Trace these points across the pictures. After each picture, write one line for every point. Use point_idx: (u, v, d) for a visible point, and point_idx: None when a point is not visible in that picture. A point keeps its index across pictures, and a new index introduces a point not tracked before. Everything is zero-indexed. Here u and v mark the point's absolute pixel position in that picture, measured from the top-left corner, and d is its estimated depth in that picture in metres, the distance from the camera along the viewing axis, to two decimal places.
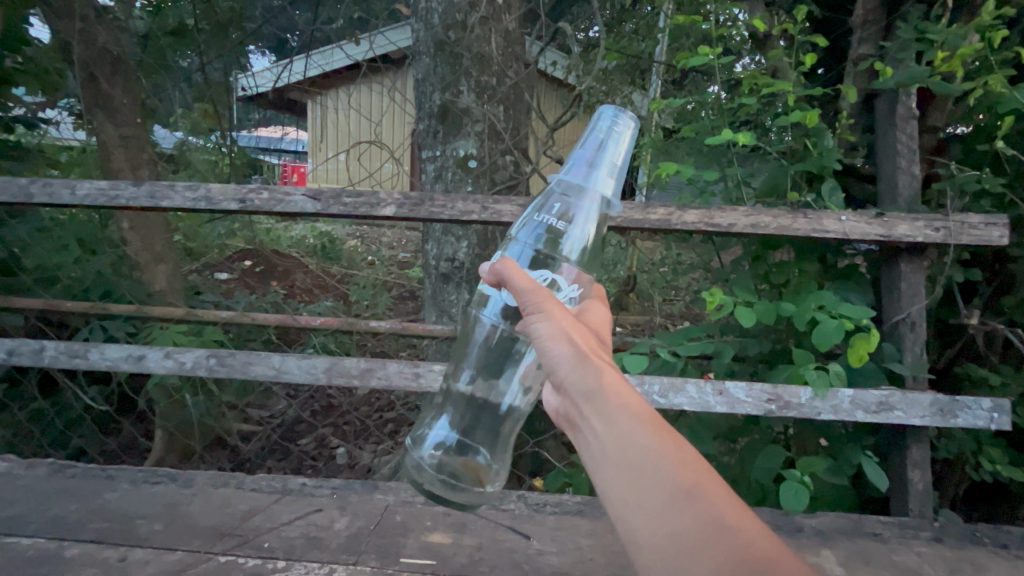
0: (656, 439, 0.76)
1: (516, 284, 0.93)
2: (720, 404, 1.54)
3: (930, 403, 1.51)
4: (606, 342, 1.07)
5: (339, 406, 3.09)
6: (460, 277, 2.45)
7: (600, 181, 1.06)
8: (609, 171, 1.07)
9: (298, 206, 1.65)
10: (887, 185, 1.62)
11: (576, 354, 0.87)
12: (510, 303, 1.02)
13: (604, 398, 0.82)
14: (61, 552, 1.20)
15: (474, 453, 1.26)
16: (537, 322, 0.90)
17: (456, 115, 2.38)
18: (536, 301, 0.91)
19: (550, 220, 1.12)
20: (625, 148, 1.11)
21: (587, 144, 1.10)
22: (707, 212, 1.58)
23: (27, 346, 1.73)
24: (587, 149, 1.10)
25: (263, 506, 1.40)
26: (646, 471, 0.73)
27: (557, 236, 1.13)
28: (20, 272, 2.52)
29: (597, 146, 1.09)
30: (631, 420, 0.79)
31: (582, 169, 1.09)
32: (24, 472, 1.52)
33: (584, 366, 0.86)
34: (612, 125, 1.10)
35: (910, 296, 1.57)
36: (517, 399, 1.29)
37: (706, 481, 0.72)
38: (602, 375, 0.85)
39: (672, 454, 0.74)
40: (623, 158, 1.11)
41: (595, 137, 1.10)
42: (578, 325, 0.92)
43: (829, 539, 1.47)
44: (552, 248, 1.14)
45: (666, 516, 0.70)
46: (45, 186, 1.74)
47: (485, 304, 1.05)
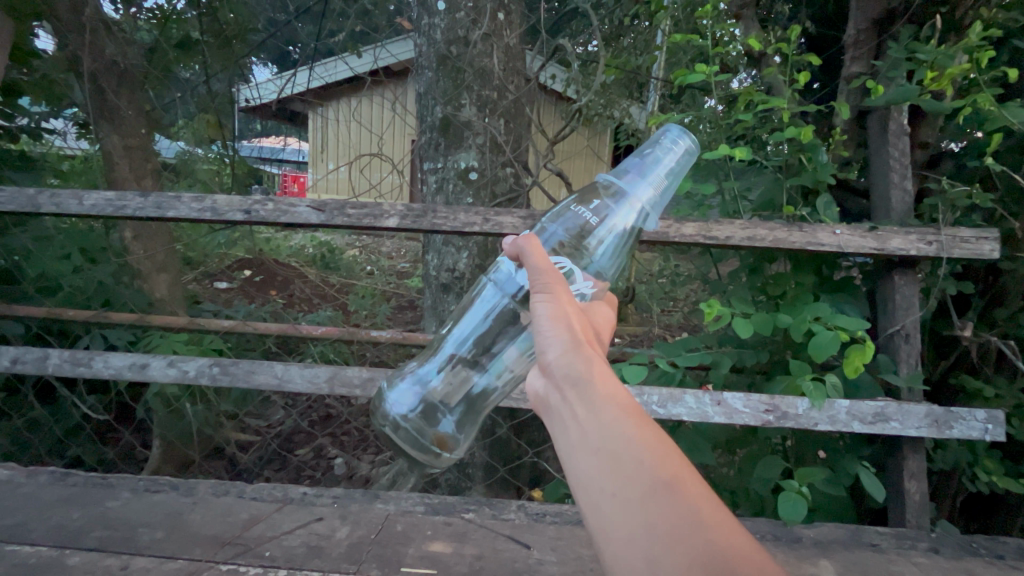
0: (638, 430, 0.78)
1: (532, 260, 0.97)
2: (718, 415, 1.55)
3: (926, 414, 1.52)
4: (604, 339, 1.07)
5: (338, 416, 3.11)
6: (460, 287, 2.48)
7: (644, 187, 1.16)
8: (655, 183, 1.16)
9: (302, 218, 1.67)
10: (880, 200, 1.66)
11: (570, 340, 0.90)
12: (523, 285, 1.09)
13: (590, 385, 0.85)
14: (63, 560, 1.20)
15: (442, 419, 1.29)
16: (537, 303, 0.94)
17: (458, 129, 2.42)
18: (543, 282, 0.94)
19: (586, 214, 1.17)
20: (677, 168, 1.19)
21: (642, 153, 1.18)
22: (704, 224, 1.61)
23: (31, 354, 1.73)
24: (641, 159, 1.17)
25: (264, 515, 1.41)
26: (624, 459, 0.75)
27: (587, 233, 1.17)
28: (22, 280, 2.53)
29: (652, 157, 1.17)
30: (615, 410, 0.81)
31: (633, 175, 1.17)
32: (26, 481, 1.52)
33: (575, 353, 0.89)
34: (673, 143, 1.17)
35: (904, 309, 1.59)
36: (496, 379, 1.35)
37: (684, 476, 0.73)
38: (592, 365, 0.87)
39: (653, 445, 0.76)
40: (672, 177, 1.19)
41: (653, 148, 1.18)
42: (578, 316, 0.96)
43: (827, 549, 1.47)
44: (578, 244, 1.19)
45: (640, 504, 0.70)
46: (53, 197, 1.76)
47: (497, 271, 1.14)
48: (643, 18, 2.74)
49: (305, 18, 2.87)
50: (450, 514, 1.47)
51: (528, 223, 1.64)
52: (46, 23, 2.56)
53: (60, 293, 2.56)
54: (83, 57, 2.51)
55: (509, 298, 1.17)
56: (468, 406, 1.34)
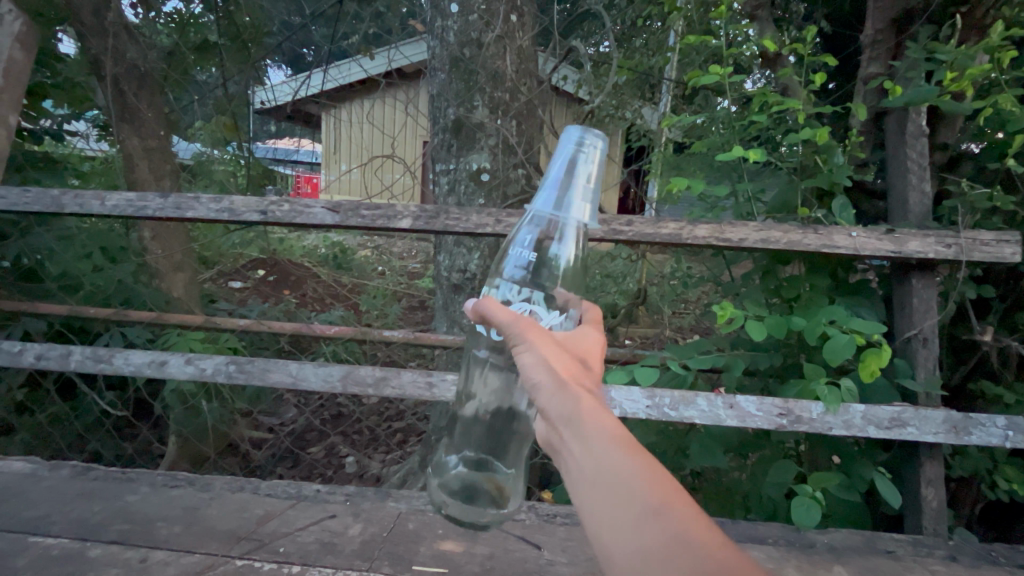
0: (629, 457, 0.78)
1: (497, 315, 0.92)
2: (731, 418, 1.53)
3: (944, 419, 1.49)
4: (594, 366, 1.03)
5: (349, 415, 3.22)
6: (471, 288, 2.49)
7: (574, 203, 0.95)
8: (584, 196, 0.96)
9: (317, 218, 1.70)
10: (898, 202, 1.63)
11: (554, 380, 0.87)
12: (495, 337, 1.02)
13: (582, 423, 0.83)
14: (84, 552, 1.23)
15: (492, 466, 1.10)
16: (519, 352, 0.90)
17: (470, 131, 2.43)
18: (515, 331, 0.90)
19: (527, 255, 1.01)
20: (597, 167, 0.99)
21: (553, 172, 0.97)
22: (717, 226, 1.59)
23: (53, 351, 1.76)
24: (555, 177, 0.97)
25: (278, 511, 1.43)
26: (618, 491, 0.75)
27: (538, 274, 1.02)
28: (45, 278, 2.60)
29: (566, 171, 0.97)
30: (607, 442, 0.80)
31: (553, 199, 0.97)
32: (49, 474, 1.56)
33: (561, 392, 0.86)
34: (578, 143, 0.97)
35: (921, 312, 1.57)
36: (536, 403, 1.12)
37: (675, 496, 0.74)
38: (579, 400, 0.86)
39: (644, 470, 0.77)
40: (596, 179, 0.99)
41: (562, 160, 0.97)
42: (561, 351, 0.93)
43: (841, 556, 1.45)
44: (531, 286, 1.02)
45: (637, 534, 0.71)
46: (76, 197, 1.80)
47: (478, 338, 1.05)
48: (655, 18, 2.74)
49: (320, 21, 2.91)
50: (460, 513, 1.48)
51: None
52: (69, 28, 2.62)
53: (82, 291, 2.63)
54: (105, 61, 2.57)
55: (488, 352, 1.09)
56: (511, 438, 1.12)
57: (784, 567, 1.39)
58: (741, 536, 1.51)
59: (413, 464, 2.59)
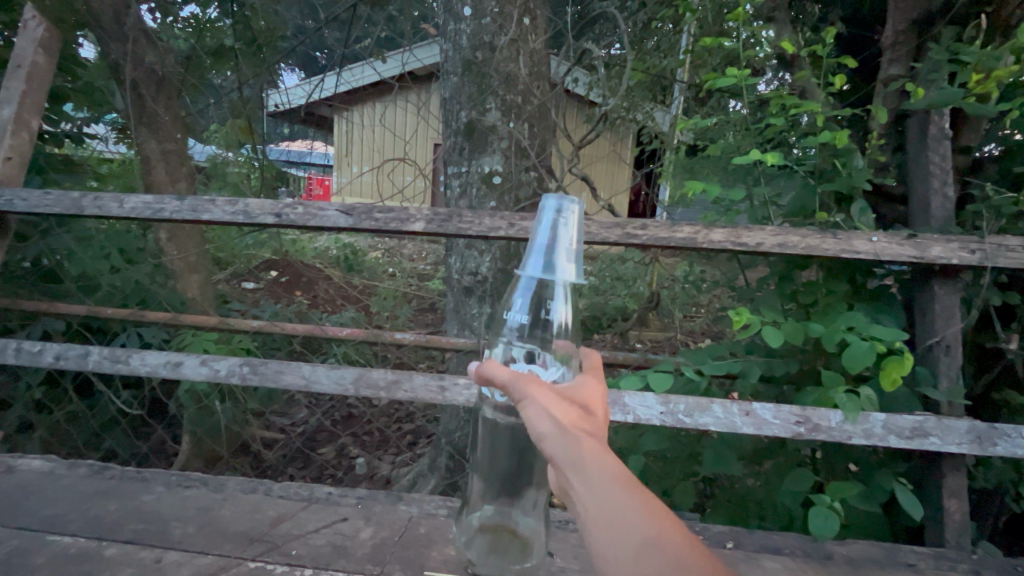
0: (632, 502, 0.75)
1: (495, 371, 0.89)
2: (747, 426, 1.50)
3: (967, 429, 1.45)
4: (599, 411, 0.94)
5: (360, 416, 3.26)
6: (483, 291, 2.49)
7: (560, 269, 0.91)
8: (571, 262, 0.93)
9: (331, 221, 1.70)
10: (919, 206, 1.60)
11: (558, 430, 0.82)
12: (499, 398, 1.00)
13: (585, 470, 0.78)
14: (101, 552, 1.24)
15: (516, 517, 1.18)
16: (523, 404, 0.86)
17: (483, 133, 2.43)
18: (517, 385, 0.87)
19: (520, 320, 1.00)
20: (578, 231, 0.95)
21: (535, 244, 0.93)
22: (734, 230, 1.56)
23: (72, 350, 1.78)
24: (537, 248, 0.93)
25: (291, 513, 1.43)
26: (624, 541, 0.71)
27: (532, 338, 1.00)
28: (65, 279, 2.65)
29: (547, 239, 0.93)
30: (611, 487, 0.76)
31: (539, 269, 0.93)
32: (66, 472, 1.58)
33: (566, 440, 0.81)
34: (557, 211, 0.93)
35: (943, 319, 1.53)
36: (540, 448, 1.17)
37: (679, 542, 0.71)
38: (585, 447, 0.81)
39: (648, 515, 0.74)
40: (579, 241, 0.96)
41: (542, 231, 0.94)
42: (562, 398, 0.89)
43: (860, 568, 1.41)
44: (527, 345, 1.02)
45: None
46: (96, 200, 1.83)
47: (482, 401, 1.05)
48: (668, 20, 2.72)
49: (333, 25, 2.93)
50: None
51: None
52: (90, 33, 2.67)
53: (99, 292, 2.67)
54: (124, 65, 2.61)
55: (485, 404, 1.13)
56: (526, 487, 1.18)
57: None
58: (757, 546, 1.49)
59: (423, 466, 2.59)
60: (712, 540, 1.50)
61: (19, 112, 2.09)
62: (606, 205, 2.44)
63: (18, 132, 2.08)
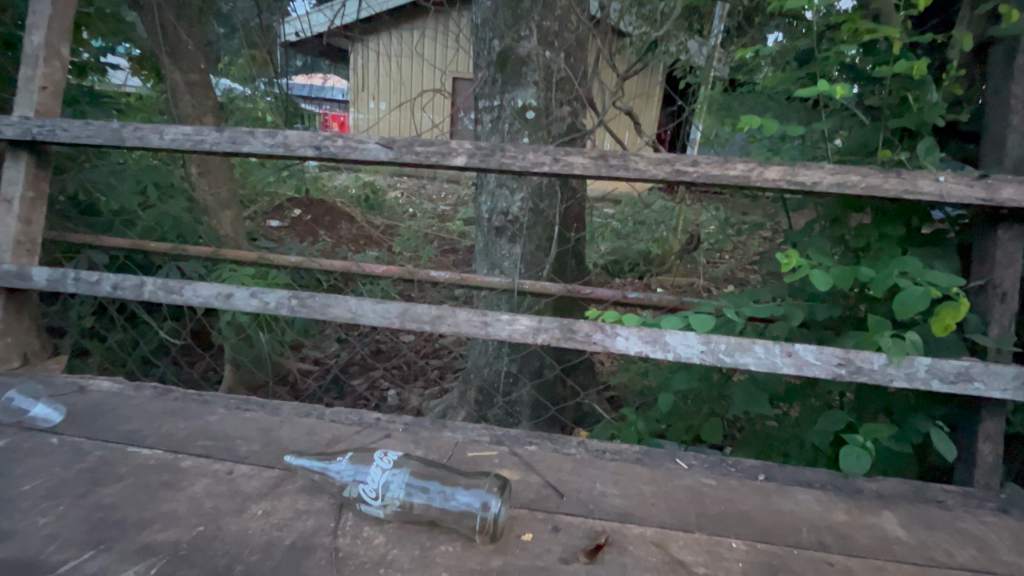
0: None
1: None
2: (788, 366, 1.49)
3: (1014, 376, 1.41)
4: None
5: (390, 351, 3.39)
6: (514, 230, 2.47)
7: (54, 412, 1.55)
8: (44, 412, 1.55)
9: (371, 154, 1.67)
10: (992, 145, 1.51)
11: None
12: (392, 473, 1.22)
13: None
14: (178, 463, 1.35)
15: (469, 492, 1.19)
16: None
17: (516, 64, 2.30)
18: None
19: (343, 468, 1.27)
20: (34, 410, 1.56)
21: (41, 413, 1.54)
22: (790, 168, 1.49)
23: (129, 280, 1.85)
24: (44, 412, 1.55)
25: (345, 436, 1.52)
26: None
27: (374, 513, 1.19)
28: (105, 212, 2.69)
29: (42, 412, 1.55)
30: None
31: (50, 413, 1.55)
32: (135, 393, 1.71)
33: None
34: (32, 408, 1.56)
35: (1003, 265, 1.47)
36: (427, 492, 1.20)
37: None
38: None
39: None
40: (34, 412, 1.55)
41: (36, 412, 1.54)
42: None
43: (891, 502, 1.39)
44: (428, 487, 1.20)
45: None
46: (136, 130, 1.81)
47: (418, 494, 1.19)
48: None
49: None
50: (514, 445, 1.54)
51: (599, 165, 1.58)
52: None
53: (140, 226, 2.73)
54: None
55: (409, 496, 1.19)
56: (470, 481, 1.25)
57: (833, 510, 1.34)
58: (788, 480, 1.46)
59: (453, 398, 2.71)
60: (744, 472, 1.48)
61: (49, 38, 2.03)
62: (647, 141, 2.34)
63: (50, 60, 2.03)
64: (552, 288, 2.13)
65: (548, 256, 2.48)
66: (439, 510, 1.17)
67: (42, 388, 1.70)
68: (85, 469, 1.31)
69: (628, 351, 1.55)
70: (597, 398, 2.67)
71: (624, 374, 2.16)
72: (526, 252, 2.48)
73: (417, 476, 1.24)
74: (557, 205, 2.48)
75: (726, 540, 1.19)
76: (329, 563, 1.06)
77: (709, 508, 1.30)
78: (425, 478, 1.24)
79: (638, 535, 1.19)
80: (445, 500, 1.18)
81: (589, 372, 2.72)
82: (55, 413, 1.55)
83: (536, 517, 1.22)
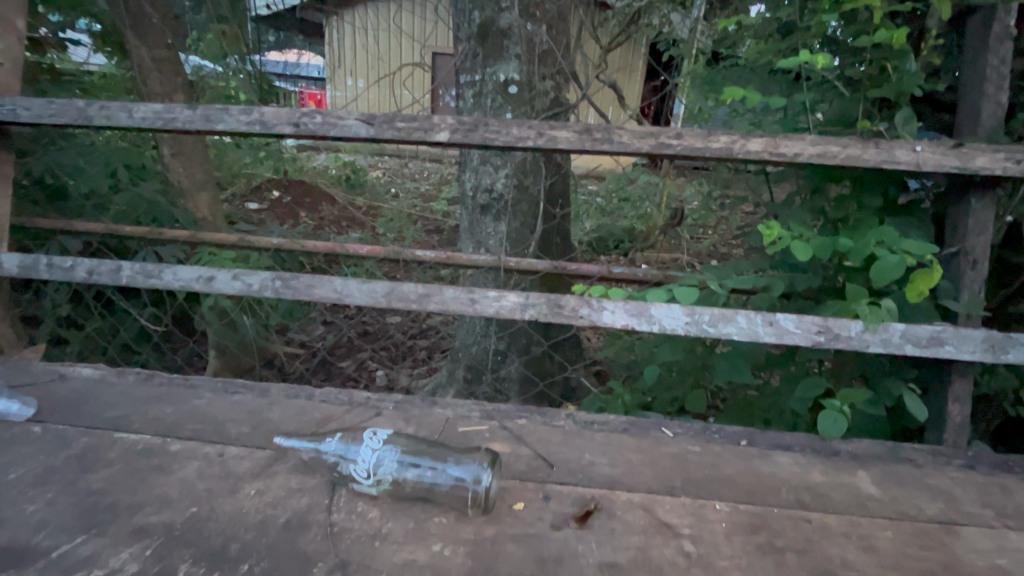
0: None
1: None
2: (769, 336, 1.53)
3: (983, 339, 1.47)
4: None
5: (377, 333, 3.38)
6: (499, 208, 2.45)
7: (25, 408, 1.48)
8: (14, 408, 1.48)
9: (351, 131, 1.64)
10: (968, 114, 1.53)
11: None
12: (383, 451, 1.23)
13: None
14: (167, 447, 1.35)
15: (460, 466, 1.22)
16: None
17: (497, 36, 2.25)
18: None
19: (335, 447, 1.29)
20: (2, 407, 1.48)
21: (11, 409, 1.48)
22: (772, 140, 1.50)
23: (105, 265, 1.79)
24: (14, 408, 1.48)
25: (335, 415, 1.52)
26: None
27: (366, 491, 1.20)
28: (75, 196, 2.59)
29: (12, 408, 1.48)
30: None
31: (20, 409, 1.48)
32: (118, 380, 1.68)
33: None
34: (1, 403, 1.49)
35: (975, 232, 1.52)
36: (419, 467, 1.22)
37: None
38: None
39: None
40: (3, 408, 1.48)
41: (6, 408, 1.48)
42: None
43: (866, 462, 1.45)
44: (419, 463, 1.23)
45: None
46: (103, 108, 1.74)
47: (409, 470, 1.21)
48: None
49: None
50: (504, 420, 1.56)
51: (583, 139, 1.57)
52: None
53: (112, 210, 2.64)
54: None
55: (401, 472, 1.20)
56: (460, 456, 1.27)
57: (811, 471, 1.40)
58: (769, 444, 1.51)
59: (442, 377, 2.73)
60: (728, 438, 1.53)
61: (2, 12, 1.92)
62: (631, 115, 2.33)
63: (4, 34, 1.93)
64: (538, 265, 2.14)
65: (534, 233, 2.48)
66: (431, 485, 1.19)
67: (21, 377, 1.67)
68: (71, 456, 1.30)
69: (614, 325, 1.57)
70: (584, 373, 2.71)
71: (611, 349, 2.19)
72: (512, 230, 2.48)
73: (409, 453, 1.25)
74: (541, 181, 2.46)
75: (710, 502, 1.24)
76: (325, 539, 1.08)
77: (694, 473, 1.35)
78: (416, 454, 1.26)
79: (626, 501, 1.23)
80: (437, 474, 1.20)
81: (576, 348, 2.76)
82: (25, 409, 1.48)
83: (527, 487, 1.25)
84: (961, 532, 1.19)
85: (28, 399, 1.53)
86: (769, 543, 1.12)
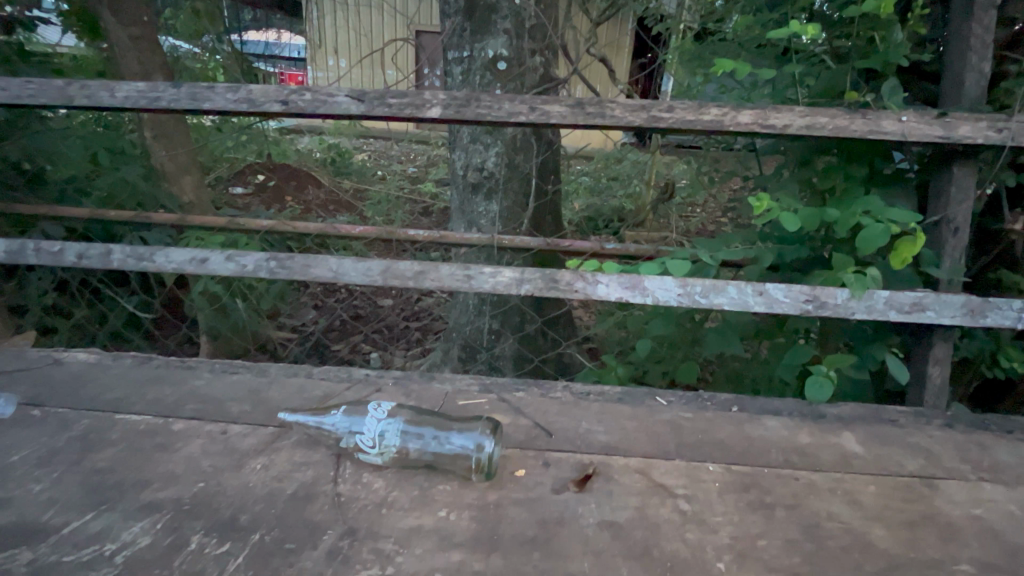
0: None
1: None
2: (759, 305, 1.57)
3: (963, 303, 1.52)
4: None
5: (370, 315, 3.38)
6: (490, 186, 2.45)
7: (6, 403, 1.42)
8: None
9: (342, 108, 1.62)
10: (951, 84, 1.55)
11: None
12: (388, 421, 1.24)
13: None
14: (169, 426, 1.36)
15: (463, 434, 1.25)
16: None
17: (484, 11, 2.22)
18: None
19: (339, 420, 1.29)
20: None
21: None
22: (762, 112, 1.51)
23: (94, 249, 1.77)
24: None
25: (336, 392, 1.54)
26: None
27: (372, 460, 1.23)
28: (55, 181, 2.53)
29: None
30: None
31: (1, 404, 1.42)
32: (113, 363, 1.67)
33: None
34: None
35: (957, 200, 1.56)
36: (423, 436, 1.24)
37: None
38: None
39: None
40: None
41: None
42: None
43: (851, 423, 1.51)
44: (423, 433, 1.25)
45: None
46: (83, 88, 1.70)
47: (413, 439, 1.23)
48: None
49: None
50: (502, 392, 1.59)
51: (575, 114, 1.57)
52: None
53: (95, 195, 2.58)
54: None
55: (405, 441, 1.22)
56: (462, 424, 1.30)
57: (799, 433, 1.45)
58: (759, 409, 1.57)
59: (437, 357, 2.75)
60: (719, 405, 1.58)
61: None
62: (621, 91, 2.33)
63: None
64: (531, 242, 2.15)
65: (526, 211, 2.48)
66: (435, 454, 1.22)
67: (14, 364, 1.65)
68: (73, 438, 1.30)
69: (609, 298, 1.59)
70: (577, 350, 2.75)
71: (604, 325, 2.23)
72: (503, 209, 2.47)
73: (412, 423, 1.27)
74: (532, 160, 2.45)
75: (703, 464, 1.29)
76: (333, 508, 1.10)
77: (687, 438, 1.40)
78: (420, 424, 1.28)
79: (623, 465, 1.28)
80: (441, 443, 1.23)
81: (569, 325, 2.79)
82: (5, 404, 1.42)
83: (527, 455, 1.29)
84: (939, 485, 1.26)
85: (8, 395, 1.47)
86: (760, 499, 1.17)
